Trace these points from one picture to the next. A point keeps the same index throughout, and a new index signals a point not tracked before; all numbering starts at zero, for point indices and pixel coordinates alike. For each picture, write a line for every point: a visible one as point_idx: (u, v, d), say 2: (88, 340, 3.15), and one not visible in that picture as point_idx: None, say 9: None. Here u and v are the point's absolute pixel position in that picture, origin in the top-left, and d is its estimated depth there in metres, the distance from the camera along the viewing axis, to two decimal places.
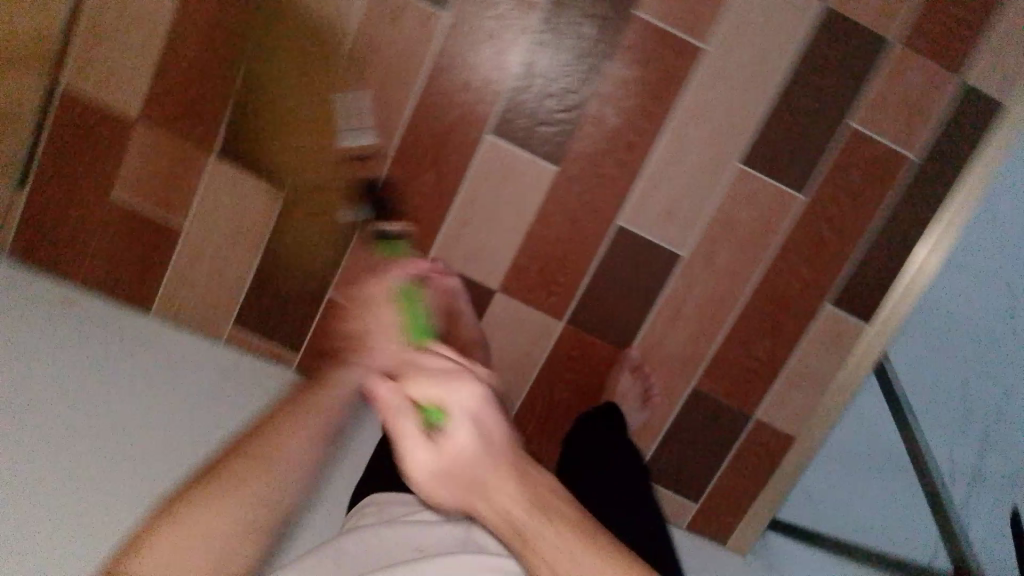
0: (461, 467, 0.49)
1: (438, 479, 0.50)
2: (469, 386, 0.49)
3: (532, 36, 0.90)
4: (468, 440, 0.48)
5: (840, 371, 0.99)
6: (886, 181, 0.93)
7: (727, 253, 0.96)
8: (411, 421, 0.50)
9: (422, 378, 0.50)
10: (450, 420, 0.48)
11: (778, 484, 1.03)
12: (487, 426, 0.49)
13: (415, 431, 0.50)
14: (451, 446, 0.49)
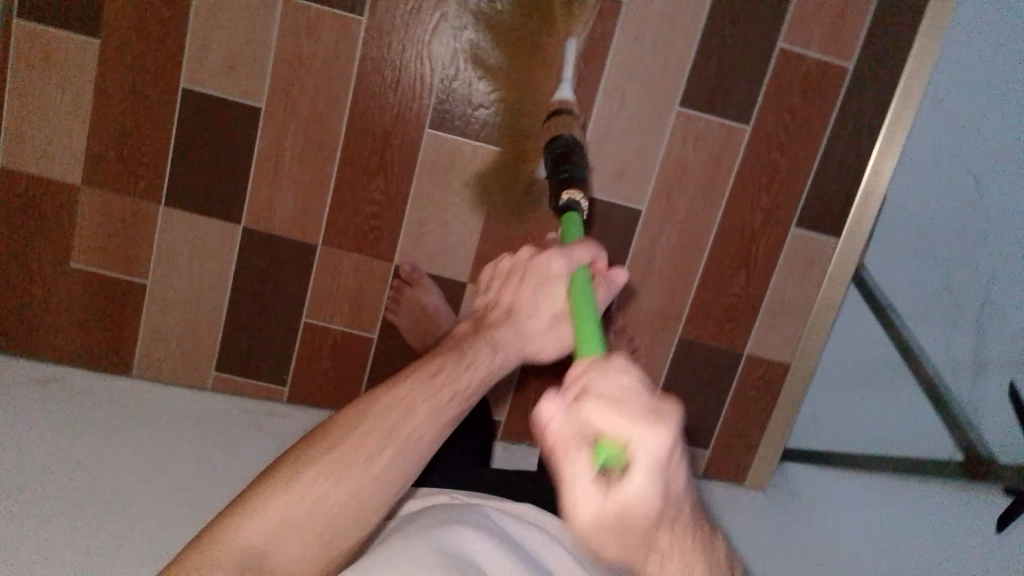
0: (641, 521, 0.37)
1: (600, 530, 0.37)
2: (661, 429, 0.36)
3: (449, 22, 0.90)
4: (652, 492, 0.36)
5: (818, 291, 0.99)
6: (827, 95, 0.93)
7: (685, 199, 0.96)
8: (579, 459, 0.38)
9: (600, 400, 0.38)
10: (630, 464, 0.36)
11: (783, 412, 1.04)
12: (671, 471, 0.37)
13: (582, 474, 0.37)
14: (628, 498, 0.36)
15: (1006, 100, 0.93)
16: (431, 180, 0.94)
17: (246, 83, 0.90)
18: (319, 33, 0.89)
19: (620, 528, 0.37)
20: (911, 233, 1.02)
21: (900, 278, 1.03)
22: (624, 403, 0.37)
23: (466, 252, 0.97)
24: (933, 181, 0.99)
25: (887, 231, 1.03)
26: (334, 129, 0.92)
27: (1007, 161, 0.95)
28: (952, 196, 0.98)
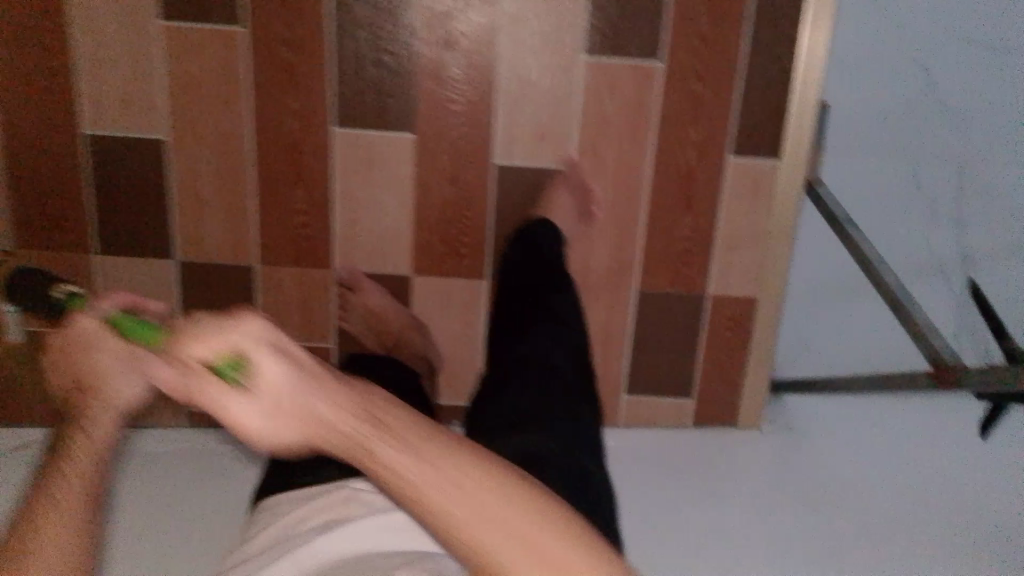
0: (289, 399, 0.42)
1: (264, 429, 0.42)
2: (249, 318, 0.41)
3: (330, 14, 0.87)
4: (282, 372, 0.41)
5: (769, 215, 0.96)
6: (736, 13, 0.88)
7: (612, 148, 0.94)
8: (210, 383, 0.41)
9: (198, 332, 0.41)
10: (254, 356, 0.41)
11: (760, 348, 1.01)
12: (291, 351, 0.43)
13: (217, 393, 0.41)
14: (269, 380, 0.41)
15: None
16: (351, 179, 0.92)
17: (146, 117, 0.90)
18: (206, 53, 0.87)
19: (281, 411, 0.42)
20: (869, 157, 1.03)
21: (871, 204, 1.04)
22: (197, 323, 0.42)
23: (404, 244, 0.95)
24: (873, 98, 1.01)
25: (844, 164, 1.04)
26: (244, 145, 0.91)
27: (941, 46, 0.99)
28: (905, 108, 1.01)
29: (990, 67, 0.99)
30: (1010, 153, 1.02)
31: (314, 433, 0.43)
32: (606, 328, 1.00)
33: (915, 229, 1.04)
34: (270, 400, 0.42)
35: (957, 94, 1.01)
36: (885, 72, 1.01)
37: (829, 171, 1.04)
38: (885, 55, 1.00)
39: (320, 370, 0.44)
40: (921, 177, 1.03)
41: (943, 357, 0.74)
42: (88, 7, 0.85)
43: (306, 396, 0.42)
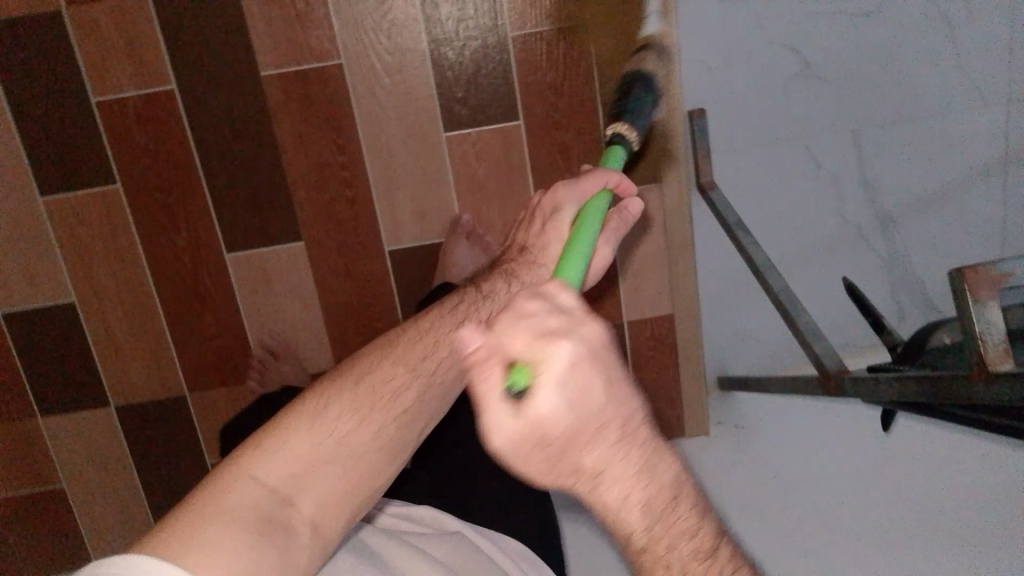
0: (554, 440, 0.37)
1: (516, 453, 0.37)
2: (564, 345, 0.37)
3: (194, 151, 0.90)
4: (561, 407, 0.37)
5: (663, 235, 0.98)
6: (579, 57, 0.89)
7: (495, 208, 0.95)
8: (492, 376, 0.37)
9: (530, 330, 0.38)
10: (545, 376, 0.37)
11: (689, 359, 1.03)
12: (585, 386, 0.37)
13: (490, 403, 0.37)
14: (538, 414, 0.36)
15: None
16: (256, 295, 0.96)
17: (51, 283, 0.94)
18: (86, 214, 0.92)
19: (529, 450, 0.37)
20: (760, 150, 1.00)
21: (773, 196, 1.02)
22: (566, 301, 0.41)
23: (322, 340, 0.99)
24: (750, 93, 0.97)
25: (736, 164, 1.01)
26: (146, 287, 0.95)
27: (806, 26, 0.95)
28: (786, 95, 0.98)
29: (862, 36, 0.97)
30: (901, 115, 1.01)
31: (563, 472, 0.39)
32: None
33: (824, 206, 1.04)
34: (547, 425, 0.37)
35: (834, 69, 0.98)
36: (756, 64, 0.96)
37: (722, 174, 1.01)
38: (750, 48, 0.96)
39: (610, 416, 0.38)
40: (818, 154, 1.01)
41: (823, 361, 0.76)
42: None
43: (582, 431, 0.38)
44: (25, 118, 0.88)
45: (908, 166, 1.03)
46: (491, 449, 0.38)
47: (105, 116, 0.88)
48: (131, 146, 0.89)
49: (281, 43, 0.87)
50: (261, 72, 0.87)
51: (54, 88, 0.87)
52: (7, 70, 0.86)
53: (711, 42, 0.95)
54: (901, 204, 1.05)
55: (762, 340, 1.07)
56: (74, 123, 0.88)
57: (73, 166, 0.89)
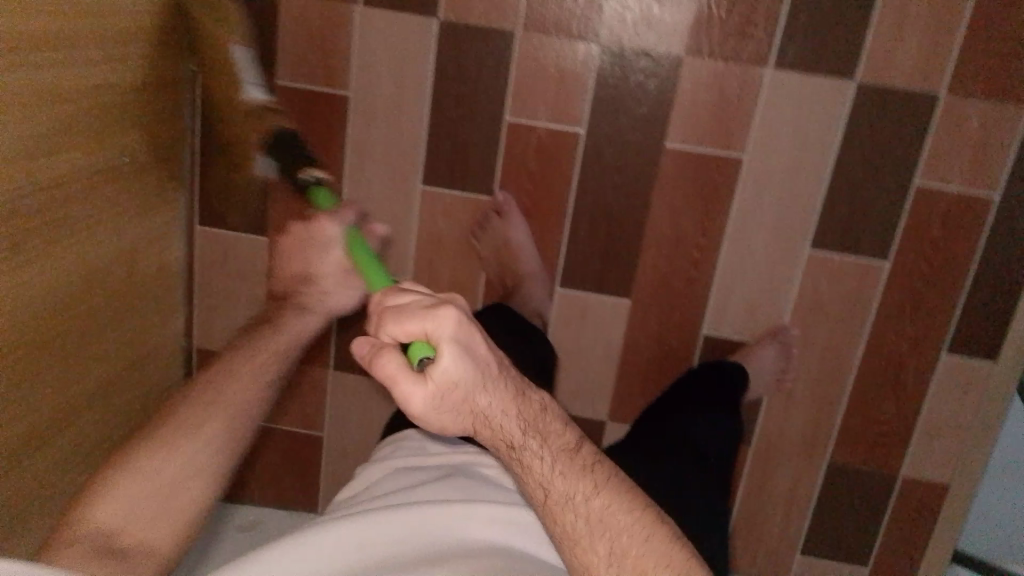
0: (455, 391, 0.50)
1: (433, 413, 0.50)
2: (450, 310, 0.49)
3: (573, 190, 0.94)
4: (457, 366, 0.49)
5: (973, 411, 0.96)
6: (973, 225, 0.88)
7: (823, 332, 0.95)
8: (393, 360, 0.49)
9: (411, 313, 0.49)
10: (439, 347, 0.49)
11: (945, 528, 1.02)
12: (472, 347, 0.50)
13: (400, 368, 0.49)
14: (441, 375, 0.49)
15: None
16: (567, 331, 1.00)
17: (394, 262, 1.00)
18: (453, 211, 0.98)
19: (442, 404, 0.50)
20: None
21: None
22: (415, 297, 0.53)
23: (603, 394, 1.01)
24: None
25: None
26: (473, 290, 1.01)
27: None
28: None
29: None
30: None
31: (470, 420, 0.53)
32: (792, 494, 1.03)
33: None
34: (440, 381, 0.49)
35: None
36: None
37: None
38: None
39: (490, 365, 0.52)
40: None
41: None
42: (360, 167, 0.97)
43: (472, 381, 0.51)
44: (439, 112, 0.94)
45: None
46: (403, 407, 0.50)
47: (511, 135, 0.93)
48: (518, 165, 0.95)
49: (699, 121, 0.89)
50: (665, 141, 0.90)
51: (474, 95, 0.92)
52: (442, 68, 0.92)
53: None
54: None
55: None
56: (476, 130, 0.94)
57: (459, 169, 0.96)
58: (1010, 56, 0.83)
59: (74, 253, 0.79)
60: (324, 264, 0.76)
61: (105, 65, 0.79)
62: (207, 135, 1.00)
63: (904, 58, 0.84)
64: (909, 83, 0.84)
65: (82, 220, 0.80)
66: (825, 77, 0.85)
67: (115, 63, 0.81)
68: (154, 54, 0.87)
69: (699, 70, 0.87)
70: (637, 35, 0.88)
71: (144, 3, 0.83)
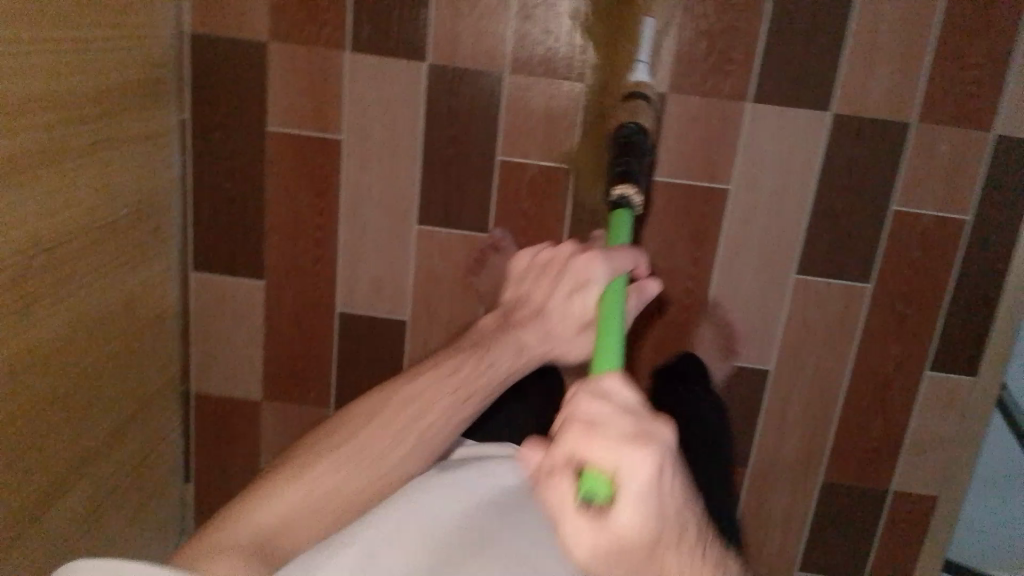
0: (632, 551, 0.38)
1: (598, 563, 0.39)
2: (651, 448, 0.37)
3: (567, 226, 0.97)
4: (641, 523, 0.37)
5: (957, 425, 1.00)
6: (949, 247, 0.93)
7: (813, 356, 0.98)
8: (562, 485, 0.38)
9: (606, 436, 0.37)
10: (619, 496, 0.36)
11: (935, 538, 1.05)
12: (664, 499, 0.37)
13: (563, 500, 0.38)
14: (615, 528, 0.37)
15: None
16: None
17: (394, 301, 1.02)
18: (451, 249, 0.99)
19: (604, 557, 0.38)
20: None
21: None
22: (619, 424, 0.38)
23: None
24: None
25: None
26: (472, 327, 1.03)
27: None
28: None
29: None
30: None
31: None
32: (790, 514, 1.05)
33: None
34: (612, 534, 0.37)
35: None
36: None
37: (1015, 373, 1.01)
38: None
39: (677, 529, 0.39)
40: None
41: None
42: (357, 208, 0.99)
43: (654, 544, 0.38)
44: (433, 155, 0.96)
45: None
46: (563, 544, 0.39)
47: (504, 174, 0.96)
48: (512, 204, 0.97)
49: (685, 156, 0.92)
50: (656, 175, 0.94)
51: (467, 137, 0.95)
52: (435, 112, 0.94)
53: None
54: None
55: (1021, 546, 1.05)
56: (469, 171, 0.96)
57: (453, 208, 0.97)
58: (975, 86, 0.87)
59: (57, 300, 0.81)
60: (557, 300, 0.72)
61: (87, 126, 0.82)
62: (198, 183, 1.01)
63: (875, 90, 0.88)
64: (881, 114, 0.89)
65: (64, 281, 0.82)
66: (805, 110, 0.89)
67: (91, 118, 0.83)
68: (130, 113, 0.90)
69: (684, 108, 0.91)
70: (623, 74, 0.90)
71: (116, 57, 0.86)
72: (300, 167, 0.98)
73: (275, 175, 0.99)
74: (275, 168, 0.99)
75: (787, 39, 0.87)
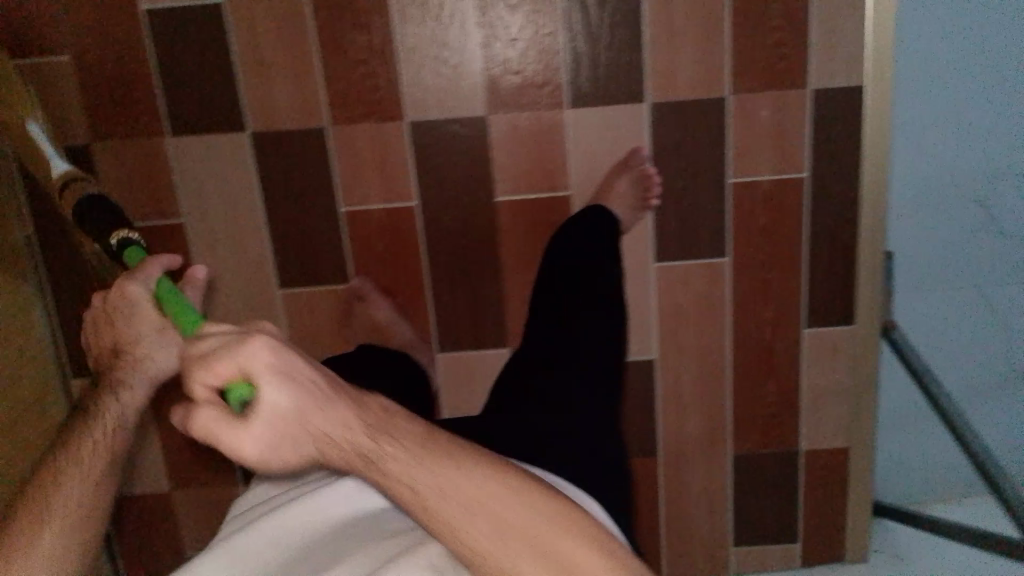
0: (289, 425, 0.48)
1: (273, 452, 0.48)
2: (258, 344, 0.47)
3: (424, 260, 0.97)
4: (284, 398, 0.47)
5: (845, 373, 1.01)
6: (793, 206, 0.94)
7: (691, 337, 0.99)
8: (212, 410, 0.47)
9: (210, 357, 0.47)
10: (255, 386, 0.46)
11: (857, 487, 1.05)
12: (292, 373, 0.48)
13: (220, 423, 0.47)
14: (269, 409, 0.47)
15: (999, 117, 0.91)
16: (456, 395, 1.02)
17: None
18: (319, 307, 0.99)
19: (276, 443, 0.48)
20: (940, 295, 0.99)
21: (949, 339, 1.01)
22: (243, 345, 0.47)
23: None
24: (936, 241, 0.97)
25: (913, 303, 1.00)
26: None
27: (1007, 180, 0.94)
28: (975, 239, 0.96)
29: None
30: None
31: (324, 449, 0.50)
32: (709, 490, 1.06)
33: (996, 353, 1.01)
34: (275, 421, 0.47)
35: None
36: (951, 215, 0.96)
37: (902, 307, 1.00)
38: (945, 196, 0.95)
39: (322, 387, 0.50)
40: (1002, 303, 0.99)
41: None
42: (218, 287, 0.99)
43: (300, 415, 0.48)
44: (275, 220, 0.95)
45: None
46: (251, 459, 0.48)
47: (350, 224, 0.95)
48: (365, 249, 0.96)
49: (520, 172, 0.93)
50: (496, 196, 0.94)
51: (304, 195, 0.94)
52: (266, 177, 0.94)
53: (907, 191, 0.95)
54: None
55: (930, 470, 1.07)
56: (313, 226, 0.95)
57: (307, 267, 0.97)
58: (777, 49, 0.89)
59: None
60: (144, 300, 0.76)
61: None
62: (61, 291, 1.01)
63: (684, 70, 0.89)
64: (695, 95, 0.90)
65: None
66: (622, 104, 0.91)
67: None
68: None
69: (508, 127, 0.92)
70: (439, 103, 0.91)
71: None
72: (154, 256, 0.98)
73: None
74: None
75: (587, 41, 0.89)
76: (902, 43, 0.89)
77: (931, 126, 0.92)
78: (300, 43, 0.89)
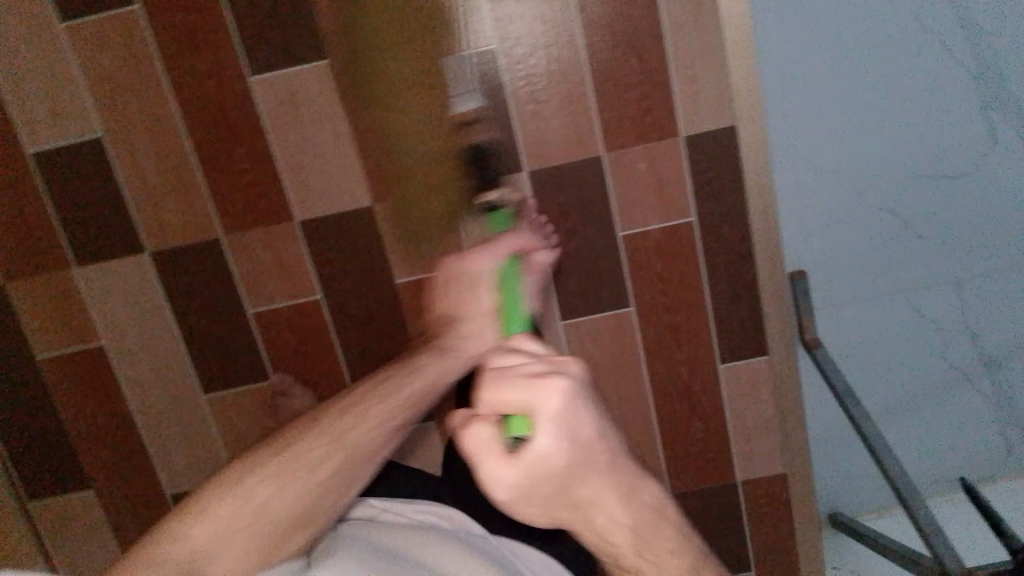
0: (543, 480, 0.49)
1: (522, 493, 0.49)
2: (556, 386, 0.49)
3: (339, 348, 0.99)
4: (553, 446, 0.48)
5: (772, 404, 1.01)
6: (685, 250, 0.95)
7: (610, 386, 1.01)
8: (489, 432, 0.51)
9: (512, 390, 0.50)
10: (541, 422, 0.48)
11: (804, 511, 1.04)
12: (572, 429, 0.49)
13: (489, 440, 0.51)
14: (537, 455, 0.48)
15: (882, 125, 0.96)
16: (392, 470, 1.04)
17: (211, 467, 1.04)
18: (245, 405, 1.02)
19: (531, 493, 0.49)
20: (855, 305, 1.03)
21: (871, 346, 1.04)
22: (553, 386, 0.49)
23: None
24: (839, 254, 1.01)
25: (834, 316, 1.04)
26: None
27: (897, 189, 0.99)
28: (878, 247, 1.01)
29: (959, 196, 0.99)
30: (1004, 273, 1.01)
31: (568, 506, 0.51)
32: None
33: (921, 353, 1.04)
34: (537, 473, 0.48)
35: (932, 225, 1.00)
36: (849, 228, 1.00)
37: (822, 321, 1.04)
38: (841, 210, 1.00)
39: (601, 455, 0.50)
40: (917, 304, 1.02)
41: (944, 562, 0.78)
42: (145, 404, 1.02)
43: (574, 472, 0.49)
44: (188, 327, 0.99)
45: (1012, 308, 1.02)
46: (498, 498, 0.50)
47: (261, 324, 0.99)
48: (281, 345, 1.00)
49: None
50: (396, 279, 0.96)
51: (210, 303, 0.98)
52: (172, 291, 0.97)
53: (806, 211, 1.00)
54: (1008, 348, 1.04)
55: (858, 478, 1.09)
56: (228, 330, 0.99)
57: (228, 367, 1.00)
58: (642, 104, 0.90)
59: None
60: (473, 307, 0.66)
61: None
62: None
63: (554, 137, 0.91)
64: (568, 159, 0.92)
65: None
66: None
67: None
68: None
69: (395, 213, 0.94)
70: (325, 200, 0.94)
71: None
72: (80, 378, 1.01)
73: (63, 399, 1.02)
74: (59, 389, 1.02)
75: None
76: (772, 71, 0.93)
77: (817, 145, 0.96)
78: (183, 163, 0.93)
